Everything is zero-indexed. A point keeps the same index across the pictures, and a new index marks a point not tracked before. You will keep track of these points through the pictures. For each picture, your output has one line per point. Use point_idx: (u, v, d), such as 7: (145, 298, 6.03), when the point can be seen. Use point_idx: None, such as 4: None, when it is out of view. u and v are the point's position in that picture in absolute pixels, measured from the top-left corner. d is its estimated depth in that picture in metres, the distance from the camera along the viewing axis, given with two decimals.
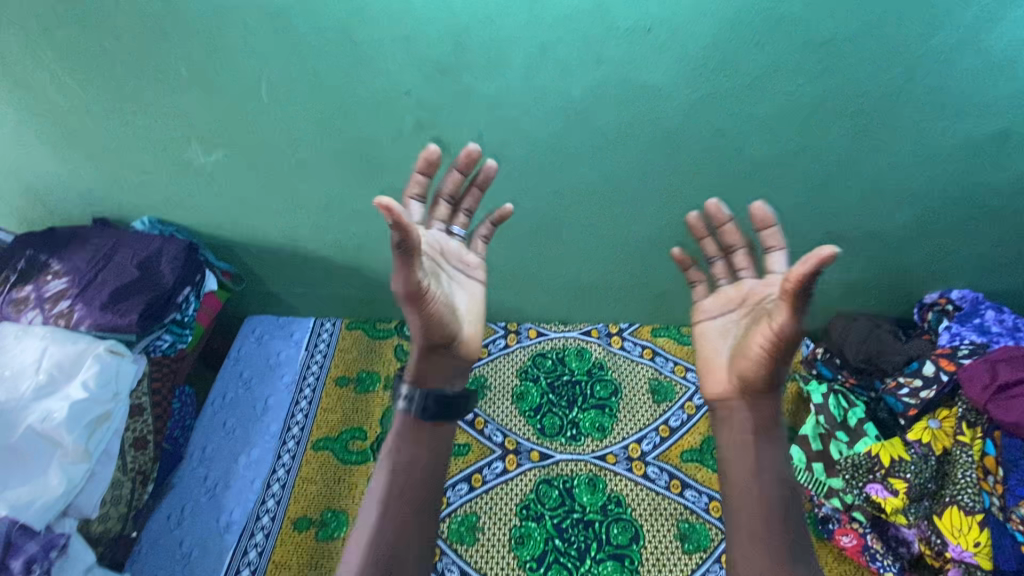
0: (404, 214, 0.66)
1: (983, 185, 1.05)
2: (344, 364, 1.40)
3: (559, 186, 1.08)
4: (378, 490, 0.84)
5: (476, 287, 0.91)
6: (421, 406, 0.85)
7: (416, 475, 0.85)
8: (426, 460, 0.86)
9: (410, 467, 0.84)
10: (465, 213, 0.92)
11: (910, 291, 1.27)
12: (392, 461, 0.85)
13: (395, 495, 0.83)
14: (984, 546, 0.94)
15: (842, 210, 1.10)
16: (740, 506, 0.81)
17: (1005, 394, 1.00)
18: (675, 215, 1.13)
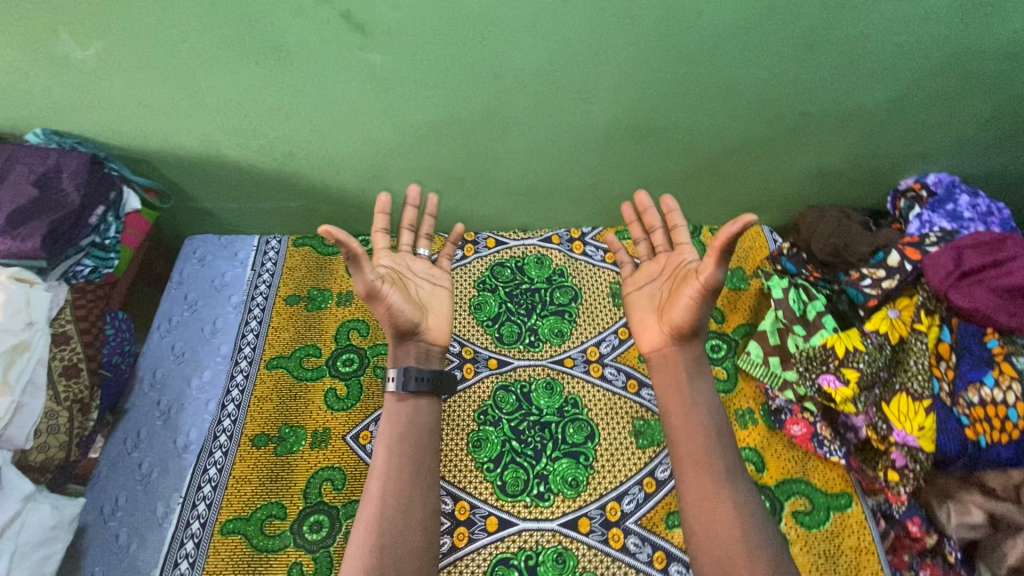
0: (343, 234, 0.86)
1: (971, 48, 0.94)
2: (293, 283, 1.34)
3: (498, 68, 0.96)
4: (379, 465, 0.95)
5: (441, 291, 1.08)
6: (405, 381, 1.00)
7: (415, 442, 0.98)
8: (417, 431, 0.99)
9: (404, 439, 0.97)
10: (425, 238, 1.11)
11: (884, 176, 1.20)
12: (391, 432, 0.98)
13: (395, 467, 0.95)
14: (928, 428, 0.95)
15: (815, 86, 0.99)
16: (681, 433, 0.96)
17: (966, 281, 0.98)
18: (631, 99, 1.02)
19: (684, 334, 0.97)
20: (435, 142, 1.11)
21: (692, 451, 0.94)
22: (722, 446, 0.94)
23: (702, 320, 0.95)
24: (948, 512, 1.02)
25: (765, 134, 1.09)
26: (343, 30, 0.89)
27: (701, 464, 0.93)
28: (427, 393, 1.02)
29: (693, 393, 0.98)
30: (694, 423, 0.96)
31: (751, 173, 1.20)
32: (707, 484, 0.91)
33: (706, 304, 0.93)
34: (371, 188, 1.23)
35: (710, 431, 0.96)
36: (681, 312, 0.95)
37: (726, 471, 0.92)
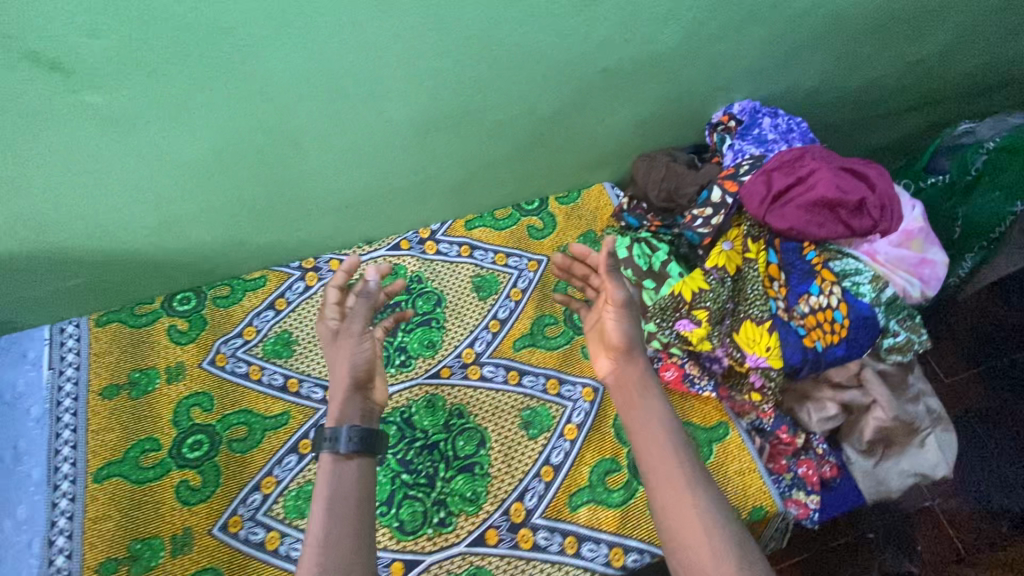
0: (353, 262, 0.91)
1: None
2: (108, 371, 1.13)
3: (258, 82, 0.84)
4: (314, 537, 0.68)
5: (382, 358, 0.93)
6: (340, 439, 0.76)
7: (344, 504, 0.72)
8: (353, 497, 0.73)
9: (335, 500, 0.72)
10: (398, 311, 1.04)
11: (698, 112, 1.23)
12: (324, 495, 0.73)
13: (321, 543, 0.68)
14: (774, 347, 1.01)
15: (606, 42, 0.96)
16: (643, 440, 0.78)
17: (777, 204, 1.03)
18: (425, 89, 0.94)
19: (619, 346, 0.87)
20: (222, 172, 0.98)
21: (658, 463, 0.75)
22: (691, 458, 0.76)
23: (631, 332, 0.89)
24: (809, 412, 1.10)
25: (575, 99, 1.06)
26: (35, 71, 0.72)
27: (671, 479, 0.74)
28: (359, 456, 0.77)
29: (650, 401, 0.82)
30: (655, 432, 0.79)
31: (576, 138, 1.18)
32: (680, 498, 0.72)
33: (626, 318, 0.89)
34: (167, 237, 1.08)
35: (676, 437, 0.78)
36: (608, 326, 0.89)
37: (699, 481, 0.74)
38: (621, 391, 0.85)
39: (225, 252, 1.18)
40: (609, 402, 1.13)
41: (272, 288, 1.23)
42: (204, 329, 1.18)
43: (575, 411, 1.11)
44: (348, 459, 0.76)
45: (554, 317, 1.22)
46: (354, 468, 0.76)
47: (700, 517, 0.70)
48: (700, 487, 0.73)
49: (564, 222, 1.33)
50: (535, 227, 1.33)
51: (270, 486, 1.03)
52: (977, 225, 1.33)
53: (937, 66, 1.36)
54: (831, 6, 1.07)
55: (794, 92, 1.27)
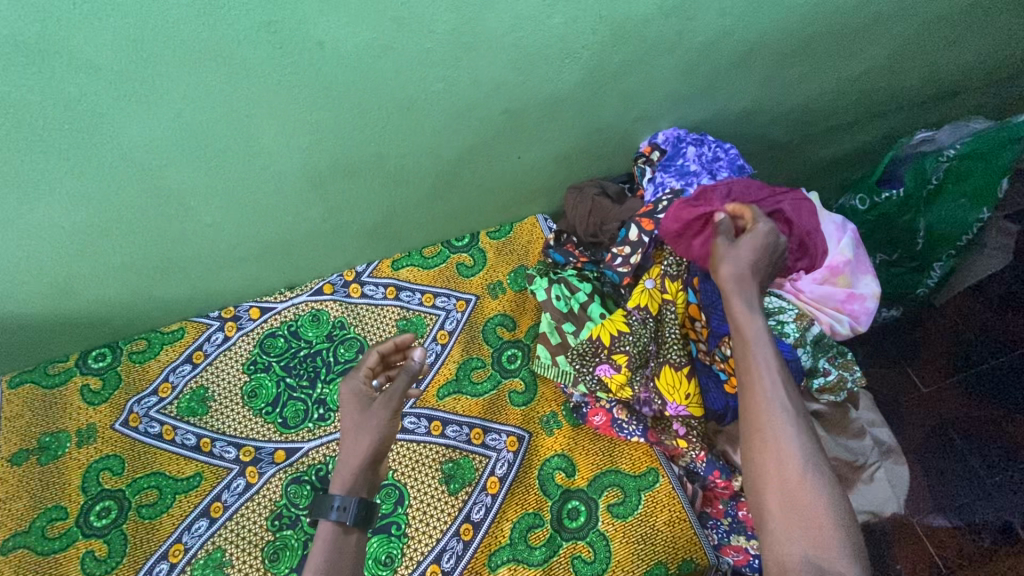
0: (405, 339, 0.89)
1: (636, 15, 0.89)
2: (17, 435, 1.10)
3: (122, 148, 0.81)
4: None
5: None
6: (347, 509, 0.77)
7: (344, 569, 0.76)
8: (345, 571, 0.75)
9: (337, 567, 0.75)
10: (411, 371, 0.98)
11: (622, 142, 1.18)
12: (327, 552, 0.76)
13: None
14: (693, 395, 0.98)
15: (500, 85, 0.92)
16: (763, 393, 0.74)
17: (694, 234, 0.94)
18: (310, 141, 0.90)
19: (738, 278, 0.79)
20: (109, 233, 0.95)
21: (771, 420, 0.72)
22: (793, 391, 0.75)
23: (754, 265, 0.80)
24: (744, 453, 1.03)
25: (480, 139, 1.02)
26: None
27: (778, 442, 0.72)
28: (358, 529, 0.78)
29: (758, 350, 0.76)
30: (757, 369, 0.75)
31: (492, 175, 1.14)
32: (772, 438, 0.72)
33: (757, 252, 0.80)
34: (65, 298, 1.05)
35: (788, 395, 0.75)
36: (724, 257, 0.80)
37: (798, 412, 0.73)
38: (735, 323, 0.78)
39: (137, 308, 1.14)
40: (534, 451, 1.08)
41: (189, 340, 1.19)
42: (118, 387, 1.14)
43: (498, 462, 1.07)
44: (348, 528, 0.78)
45: (482, 360, 1.18)
46: (354, 540, 0.79)
47: (793, 456, 0.71)
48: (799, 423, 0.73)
49: (494, 258, 1.29)
50: (464, 265, 1.28)
51: (177, 555, 1.00)
52: (945, 232, 1.25)
53: (887, 83, 1.28)
54: (748, 30, 1.02)
55: (725, 116, 1.21)
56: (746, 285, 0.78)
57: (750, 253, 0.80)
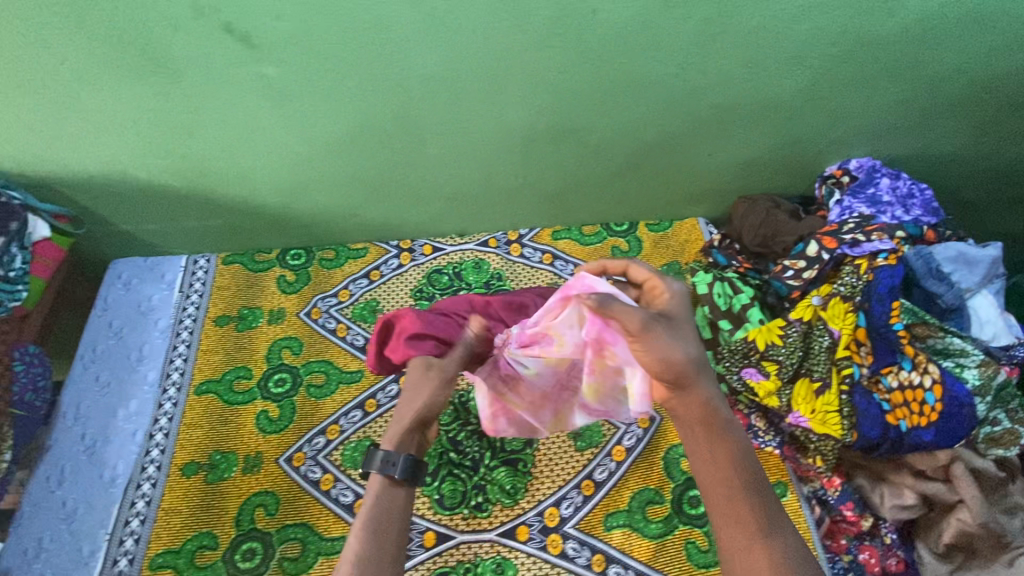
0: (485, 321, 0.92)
1: (868, 38, 0.94)
2: (224, 303, 1.29)
3: (400, 75, 0.92)
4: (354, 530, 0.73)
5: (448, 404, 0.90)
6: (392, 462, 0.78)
7: (393, 527, 0.74)
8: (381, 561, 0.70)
9: (381, 534, 0.72)
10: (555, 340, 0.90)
11: (808, 162, 1.20)
12: (367, 514, 0.75)
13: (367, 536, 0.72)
14: (830, 415, 0.96)
15: (725, 80, 0.98)
16: (711, 486, 0.69)
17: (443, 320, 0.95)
18: (544, 100, 0.99)
19: (677, 369, 0.70)
20: (348, 151, 1.07)
21: (724, 515, 0.67)
22: (762, 490, 0.68)
23: (696, 342, 0.73)
24: (882, 494, 1.04)
25: (685, 130, 1.08)
26: (226, 45, 0.85)
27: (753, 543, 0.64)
28: (405, 486, 0.78)
29: (722, 444, 0.70)
30: (721, 468, 0.69)
31: (677, 168, 1.20)
32: (750, 532, 0.65)
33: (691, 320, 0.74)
34: (293, 202, 1.21)
35: (755, 479, 0.68)
36: (668, 344, 0.70)
37: (772, 497, 0.67)
38: (698, 415, 0.71)
39: (337, 222, 1.30)
40: (664, 433, 1.10)
41: (371, 259, 1.35)
42: (308, 284, 1.32)
43: (627, 434, 1.10)
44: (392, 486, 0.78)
45: None
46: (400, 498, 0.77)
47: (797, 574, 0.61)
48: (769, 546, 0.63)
49: (649, 248, 1.32)
50: (619, 248, 1.33)
51: (334, 433, 1.13)
52: None
53: None
54: (977, 69, 1.02)
55: (923, 158, 1.19)
56: (683, 375, 0.70)
57: (683, 323, 0.73)
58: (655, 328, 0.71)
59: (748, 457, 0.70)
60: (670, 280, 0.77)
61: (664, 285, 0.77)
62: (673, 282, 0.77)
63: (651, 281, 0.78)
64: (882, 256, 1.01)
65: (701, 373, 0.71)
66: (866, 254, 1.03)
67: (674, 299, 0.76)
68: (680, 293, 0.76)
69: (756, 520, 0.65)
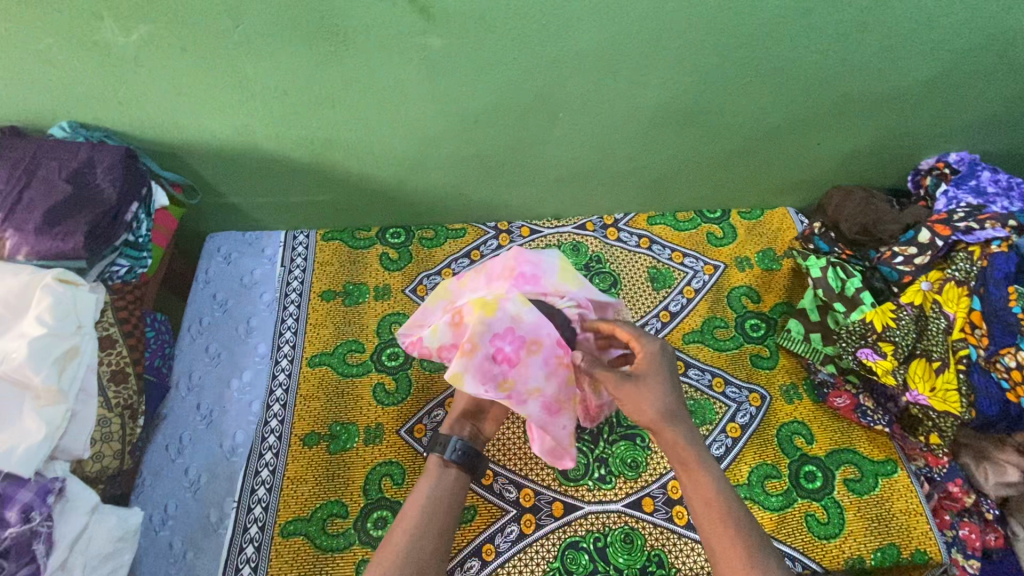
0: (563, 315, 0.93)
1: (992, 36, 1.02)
2: (327, 278, 1.29)
3: (557, 51, 0.96)
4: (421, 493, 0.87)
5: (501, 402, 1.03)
6: (447, 444, 0.91)
7: (446, 501, 0.86)
8: (425, 530, 0.82)
9: (436, 506, 0.85)
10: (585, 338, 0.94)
11: (908, 154, 1.25)
12: (425, 489, 0.88)
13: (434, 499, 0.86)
14: (948, 391, 1.02)
15: (853, 69, 1.05)
16: (700, 508, 0.79)
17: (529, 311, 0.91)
18: (684, 83, 1.05)
19: (659, 411, 0.81)
20: (482, 127, 1.09)
21: (714, 532, 0.77)
22: (749, 524, 0.77)
23: (669, 398, 0.82)
24: (986, 472, 1.08)
25: (802, 116, 1.14)
26: (407, 15, 0.88)
27: (737, 558, 0.74)
28: (457, 467, 0.90)
29: (699, 476, 0.81)
30: (706, 498, 0.79)
31: (785, 155, 1.24)
32: (736, 561, 0.74)
33: (666, 381, 0.82)
34: (409, 177, 1.21)
35: (725, 510, 0.78)
36: (643, 395, 0.81)
37: (755, 531, 0.77)
38: (675, 455, 0.82)
39: (442, 201, 1.31)
40: (775, 412, 1.14)
41: (470, 240, 1.34)
42: (410, 262, 1.32)
43: (739, 412, 1.13)
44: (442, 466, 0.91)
45: (725, 321, 1.24)
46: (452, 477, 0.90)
47: None
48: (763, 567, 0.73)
49: (744, 236, 1.34)
50: (715, 235, 1.34)
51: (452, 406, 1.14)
52: None
53: None
54: None
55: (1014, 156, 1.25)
56: (669, 414, 0.81)
57: (652, 379, 0.82)
58: (632, 385, 0.82)
59: (730, 503, 0.79)
60: (644, 338, 0.85)
61: (641, 339, 0.85)
62: (648, 340, 0.85)
63: (633, 338, 0.86)
64: (995, 243, 1.06)
65: (657, 421, 0.81)
66: (979, 241, 1.08)
67: (648, 356, 0.84)
68: (650, 351, 0.84)
69: (733, 544, 0.75)
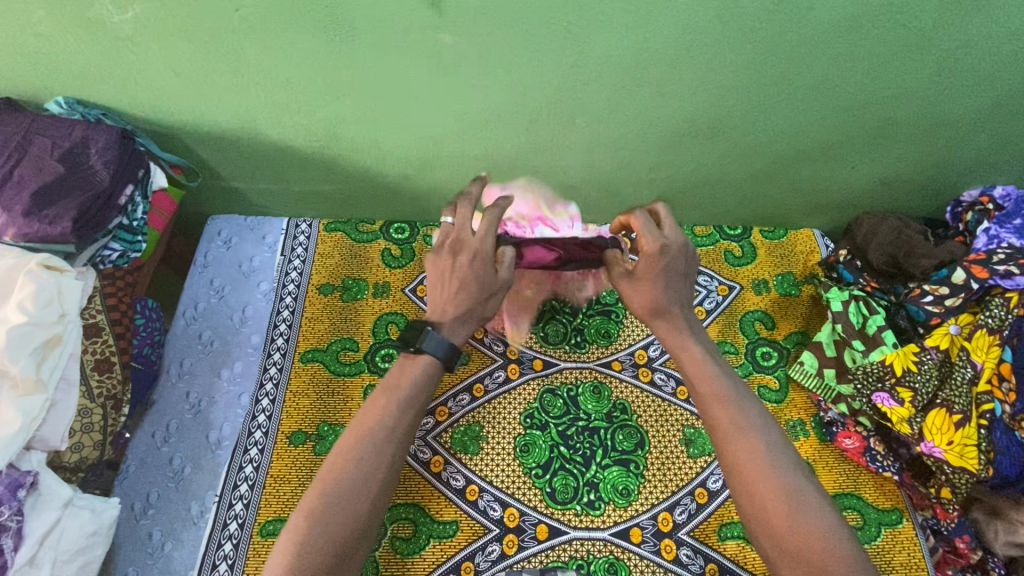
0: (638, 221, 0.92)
1: None
2: (327, 271, 1.24)
3: (578, 56, 0.90)
4: (394, 401, 0.83)
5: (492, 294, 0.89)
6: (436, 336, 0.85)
7: (417, 401, 0.84)
8: (382, 435, 0.80)
9: (401, 405, 0.83)
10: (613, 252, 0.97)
11: (950, 184, 1.16)
12: (393, 385, 0.84)
13: (399, 405, 0.83)
14: (960, 445, 0.97)
15: (896, 91, 0.97)
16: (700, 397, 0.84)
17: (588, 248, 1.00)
18: (712, 97, 0.98)
19: (650, 306, 0.89)
20: (493, 128, 1.03)
21: (721, 417, 0.82)
22: (750, 408, 0.82)
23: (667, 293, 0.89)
24: (996, 530, 1.02)
25: (838, 137, 1.06)
26: (418, 8, 0.83)
27: (744, 439, 0.79)
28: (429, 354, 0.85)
29: (694, 365, 0.87)
30: (707, 390, 0.84)
31: (817, 177, 1.15)
32: (740, 436, 0.79)
33: (666, 271, 0.88)
34: (415, 173, 1.16)
35: (729, 396, 0.83)
36: (633, 290, 0.90)
37: (775, 439, 0.80)
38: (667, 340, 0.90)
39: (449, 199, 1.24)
40: None
41: None
42: (412, 260, 1.26)
43: None
44: (415, 358, 0.86)
45: (735, 346, 1.17)
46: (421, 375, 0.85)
47: (770, 472, 0.76)
48: (784, 480, 0.76)
49: (764, 256, 1.25)
50: (733, 253, 1.25)
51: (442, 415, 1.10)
52: None
53: None
54: None
55: None
56: (658, 307, 0.89)
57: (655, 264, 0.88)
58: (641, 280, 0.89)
59: (731, 393, 0.84)
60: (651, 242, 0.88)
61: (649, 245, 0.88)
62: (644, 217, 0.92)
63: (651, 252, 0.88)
64: None
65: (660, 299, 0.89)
66: (1017, 288, 1.02)
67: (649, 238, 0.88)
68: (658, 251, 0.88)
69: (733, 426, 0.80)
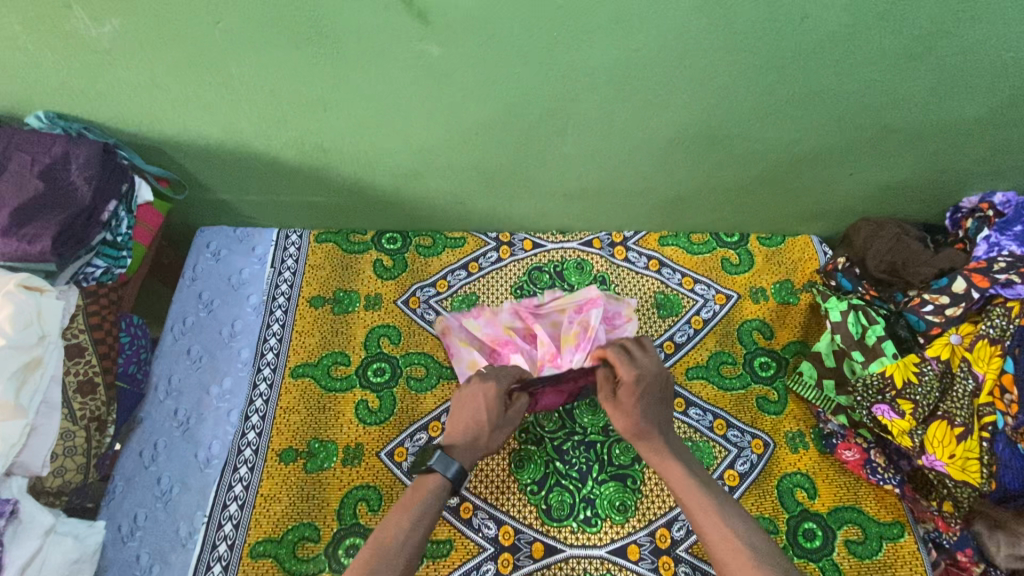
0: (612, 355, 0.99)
1: None
2: (317, 283, 1.22)
3: (569, 66, 0.88)
4: (408, 514, 0.88)
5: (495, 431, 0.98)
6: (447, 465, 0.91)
7: (427, 516, 0.88)
8: (399, 542, 0.85)
9: (409, 518, 0.87)
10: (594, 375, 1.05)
11: (949, 190, 1.14)
12: (405, 503, 0.89)
13: (409, 518, 0.87)
14: (960, 458, 0.96)
15: (892, 98, 0.96)
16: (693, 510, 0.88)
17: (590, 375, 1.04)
18: (706, 106, 0.96)
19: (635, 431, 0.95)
20: (484, 139, 1.01)
21: (715, 532, 0.84)
22: (741, 521, 0.85)
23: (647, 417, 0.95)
24: (999, 543, 1.00)
25: (834, 145, 1.04)
26: (403, 20, 0.81)
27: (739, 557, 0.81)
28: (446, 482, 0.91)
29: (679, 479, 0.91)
30: (698, 506, 0.87)
31: (814, 184, 1.14)
32: (737, 551, 0.81)
33: (644, 400, 0.95)
34: (406, 184, 1.14)
35: (720, 508, 0.87)
36: (618, 415, 0.96)
37: (770, 553, 0.82)
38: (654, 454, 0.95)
39: (441, 209, 1.22)
40: (777, 461, 1.06)
41: (469, 250, 1.25)
42: (404, 271, 1.24)
43: (739, 459, 1.05)
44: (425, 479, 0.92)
45: (733, 357, 1.15)
46: (432, 501, 0.90)
47: None
48: None
49: (762, 264, 1.23)
50: (730, 261, 1.23)
51: (436, 430, 1.09)
52: None
53: None
54: None
55: None
56: (643, 432, 0.95)
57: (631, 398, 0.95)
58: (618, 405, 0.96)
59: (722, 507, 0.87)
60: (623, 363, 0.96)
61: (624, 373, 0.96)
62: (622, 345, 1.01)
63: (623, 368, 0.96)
64: None
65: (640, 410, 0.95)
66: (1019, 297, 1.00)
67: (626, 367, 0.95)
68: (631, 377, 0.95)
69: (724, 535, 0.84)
